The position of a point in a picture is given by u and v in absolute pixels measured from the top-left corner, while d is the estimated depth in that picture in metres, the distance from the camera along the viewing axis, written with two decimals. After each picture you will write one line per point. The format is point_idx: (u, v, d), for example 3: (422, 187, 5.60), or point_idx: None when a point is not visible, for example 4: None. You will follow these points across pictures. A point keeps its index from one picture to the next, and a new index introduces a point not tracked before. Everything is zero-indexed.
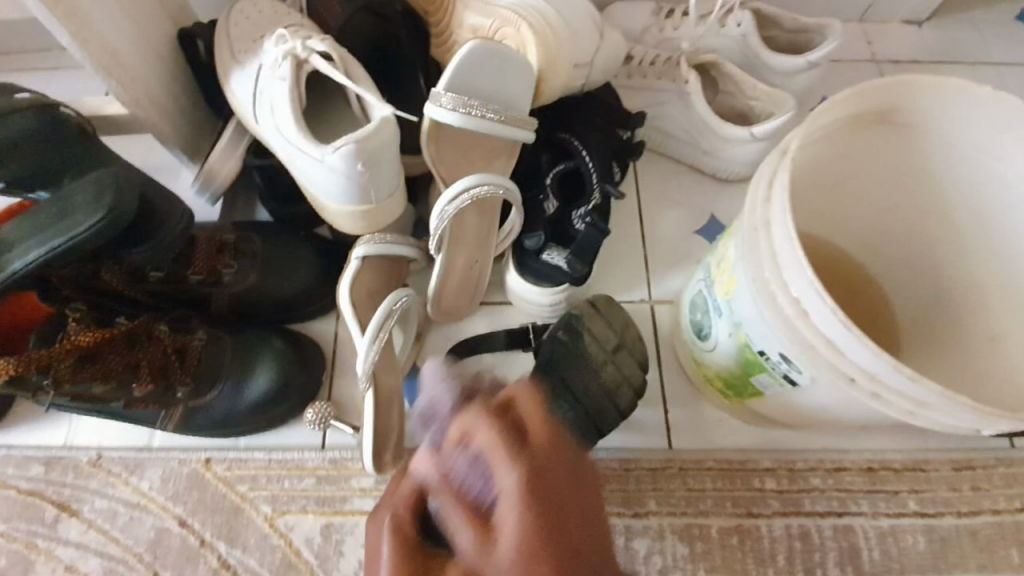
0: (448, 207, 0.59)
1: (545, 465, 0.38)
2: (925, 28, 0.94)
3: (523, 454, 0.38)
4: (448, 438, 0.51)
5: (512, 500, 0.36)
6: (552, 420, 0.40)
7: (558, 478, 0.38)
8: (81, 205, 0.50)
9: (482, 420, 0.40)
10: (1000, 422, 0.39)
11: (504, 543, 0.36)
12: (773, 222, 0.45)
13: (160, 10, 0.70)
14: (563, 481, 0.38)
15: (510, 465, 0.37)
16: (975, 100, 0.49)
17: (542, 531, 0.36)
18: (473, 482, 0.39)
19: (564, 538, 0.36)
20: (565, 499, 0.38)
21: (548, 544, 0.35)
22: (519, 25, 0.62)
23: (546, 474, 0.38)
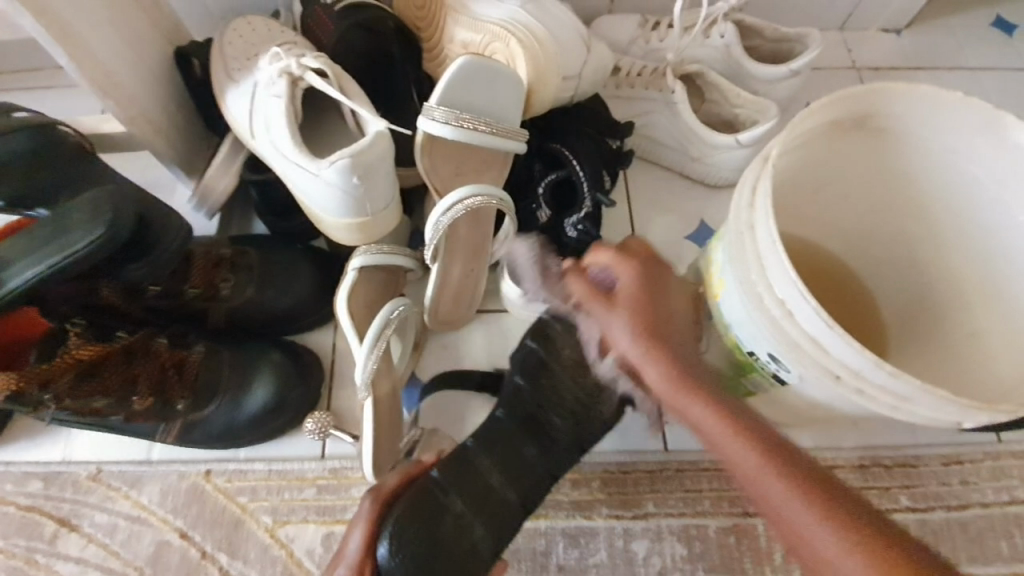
0: (443, 217, 0.60)
1: (648, 294, 0.54)
2: (903, 35, 0.97)
3: (646, 263, 0.55)
4: (390, 482, 0.53)
5: (627, 290, 0.54)
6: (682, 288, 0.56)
7: (656, 275, 0.55)
8: (77, 223, 0.51)
9: (626, 262, 0.55)
10: (980, 414, 0.40)
11: (622, 307, 0.53)
12: (757, 226, 0.47)
13: (156, 30, 0.71)
14: (668, 316, 0.54)
15: (622, 301, 0.54)
16: (947, 105, 0.51)
17: (641, 310, 0.53)
18: (601, 279, 0.57)
19: (670, 335, 0.53)
20: (663, 317, 0.53)
21: (660, 340, 0.52)
22: (509, 40, 0.65)
23: (656, 299, 0.54)
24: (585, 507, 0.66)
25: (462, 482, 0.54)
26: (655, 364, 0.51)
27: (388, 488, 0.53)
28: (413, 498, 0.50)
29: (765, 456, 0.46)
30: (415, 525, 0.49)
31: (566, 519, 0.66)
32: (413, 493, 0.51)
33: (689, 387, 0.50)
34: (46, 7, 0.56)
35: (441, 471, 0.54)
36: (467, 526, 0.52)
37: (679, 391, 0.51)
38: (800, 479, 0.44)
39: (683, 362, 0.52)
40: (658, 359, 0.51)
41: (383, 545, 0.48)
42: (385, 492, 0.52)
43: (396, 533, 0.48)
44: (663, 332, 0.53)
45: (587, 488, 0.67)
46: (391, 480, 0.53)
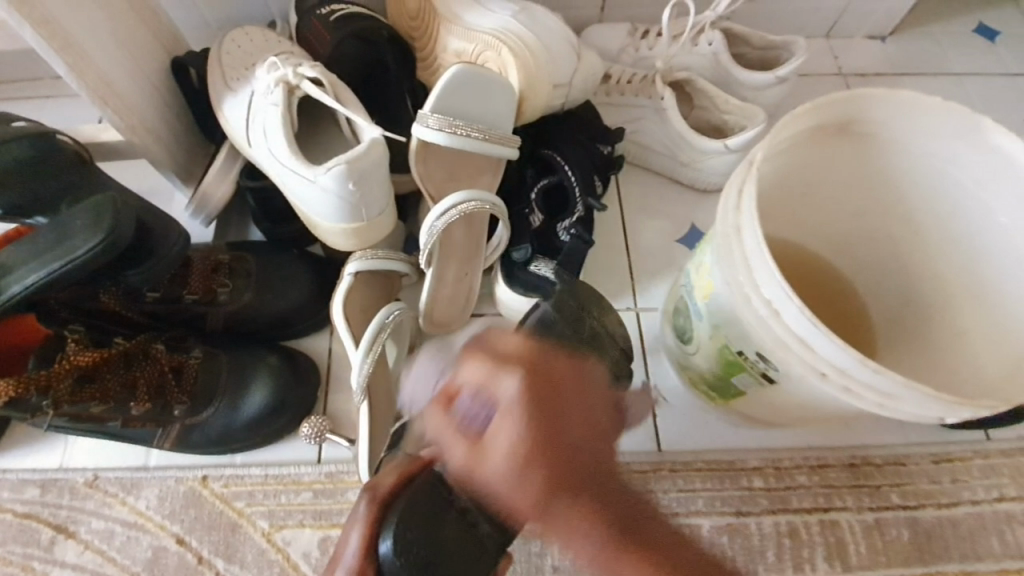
0: (437, 221, 0.61)
1: (551, 386, 0.44)
2: (888, 42, 0.99)
3: (536, 380, 0.43)
4: (387, 482, 0.48)
5: (511, 449, 0.40)
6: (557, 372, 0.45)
7: (559, 396, 0.42)
8: (79, 229, 0.52)
9: (475, 354, 0.44)
10: (962, 409, 0.41)
11: (507, 466, 0.40)
12: (743, 228, 0.48)
13: (154, 40, 0.72)
14: (571, 439, 0.42)
15: (513, 411, 0.41)
16: (927, 110, 0.52)
17: (546, 455, 0.40)
18: (470, 416, 0.43)
19: (564, 454, 0.41)
20: (570, 456, 0.41)
21: (546, 459, 0.40)
22: (500, 49, 0.66)
23: (550, 393, 0.43)
24: None
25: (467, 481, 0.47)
26: (528, 473, 0.40)
27: (385, 489, 0.47)
28: (412, 500, 0.45)
29: (579, 525, 0.40)
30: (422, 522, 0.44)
31: None
32: (417, 489, 0.45)
33: (545, 482, 0.40)
34: (47, 18, 0.57)
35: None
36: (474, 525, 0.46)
37: (551, 492, 0.40)
38: (622, 547, 0.40)
39: (574, 448, 0.42)
40: (522, 470, 0.40)
41: (386, 541, 0.43)
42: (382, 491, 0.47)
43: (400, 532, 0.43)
44: (555, 455, 0.40)
45: None
46: (387, 479, 0.47)
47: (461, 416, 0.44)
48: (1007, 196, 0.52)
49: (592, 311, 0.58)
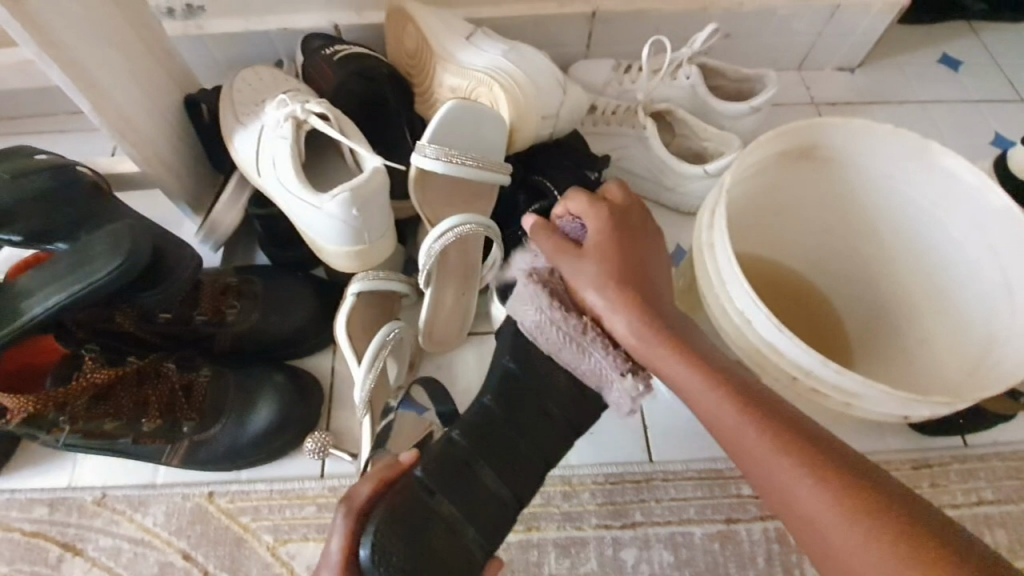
0: (436, 243, 0.65)
1: (623, 215, 0.56)
2: (856, 73, 1.06)
3: (611, 209, 0.56)
4: (364, 490, 0.48)
5: (593, 242, 0.54)
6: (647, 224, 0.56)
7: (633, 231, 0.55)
8: (98, 255, 0.56)
9: (583, 197, 0.56)
10: (920, 405, 0.45)
11: (592, 255, 0.53)
12: (716, 246, 0.52)
13: (169, 79, 0.77)
14: (639, 261, 0.54)
15: (598, 211, 0.55)
16: (881, 136, 0.57)
17: (601, 254, 0.53)
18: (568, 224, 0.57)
19: (634, 275, 0.53)
20: (636, 270, 0.53)
21: (618, 259, 0.53)
22: (492, 85, 0.71)
23: (623, 217, 0.56)
24: (575, 518, 0.69)
25: (450, 481, 0.52)
26: (599, 281, 0.52)
27: (362, 499, 0.47)
28: (399, 500, 0.47)
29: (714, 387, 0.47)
30: (404, 527, 0.45)
31: (558, 530, 0.68)
32: (399, 495, 0.47)
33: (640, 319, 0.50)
34: (74, 61, 0.62)
35: (426, 472, 0.51)
36: (458, 529, 0.49)
37: (608, 284, 0.52)
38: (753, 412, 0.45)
39: (647, 295, 0.52)
40: (588, 274, 0.52)
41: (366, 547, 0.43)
42: (359, 502, 0.47)
43: (381, 532, 0.43)
44: (636, 281, 0.52)
45: (578, 500, 0.69)
46: (364, 489, 0.48)
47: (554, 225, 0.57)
48: (959, 214, 0.58)
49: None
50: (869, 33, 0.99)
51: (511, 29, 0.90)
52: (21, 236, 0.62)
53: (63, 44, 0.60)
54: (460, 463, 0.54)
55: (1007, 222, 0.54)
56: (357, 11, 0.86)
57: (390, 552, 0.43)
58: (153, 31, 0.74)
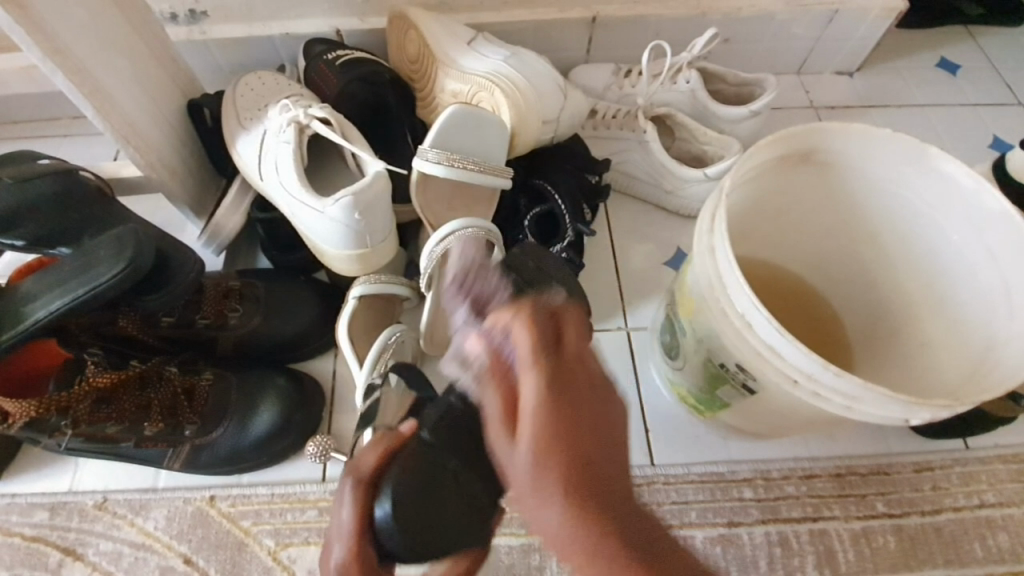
0: (437, 246, 0.65)
1: (575, 363, 0.37)
2: (855, 77, 1.06)
3: (558, 357, 0.37)
4: (369, 462, 0.44)
5: (533, 419, 0.35)
6: (599, 371, 0.38)
7: (585, 404, 0.36)
8: (103, 258, 0.56)
9: (525, 325, 0.37)
10: (920, 409, 0.45)
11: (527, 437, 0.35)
12: (716, 248, 0.52)
13: (172, 84, 0.78)
14: (599, 455, 0.35)
15: (531, 368, 0.36)
16: (879, 140, 0.57)
17: (563, 458, 0.34)
18: (503, 358, 0.38)
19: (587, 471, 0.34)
20: (591, 455, 0.35)
21: (567, 447, 0.34)
22: (493, 90, 0.72)
23: (571, 364, 0.37)
24: None
25: (454, 437, 0.47)
26: (542, 483, 0.34)
27: (368, 471, 0.44)
28: (412, 462, 0.45)
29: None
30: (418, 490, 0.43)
31: None
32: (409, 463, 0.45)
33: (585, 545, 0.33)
34: (78, 66, 0.62)
35: (432, 434, 0.47)
36: (467, 482, 0.47)
37: (570, 532, 0.33)
38: None
39: (603, 490, 0.34)
40: (537, 482, 0.34)
41: (384, 506, 0.42)
42: (367, 473, 0.43)
43: (395, 501, 0.42)
44: (591, 478, 0.34)
45: None
46: (369, 460, 0.44)
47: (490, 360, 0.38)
48: (957, 216, 0.58)
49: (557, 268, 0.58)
50: (868, 38, 1.00)
51: (512, 34, 0.90)
52: (24, 241, 0.62)
53: (68, 49, 0.61)
54: (468, 423, 0.48)
55: (1003, 224, 0.54)
56: (359, 16, 0.87)
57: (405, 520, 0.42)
58: (157, 36, 0.75)
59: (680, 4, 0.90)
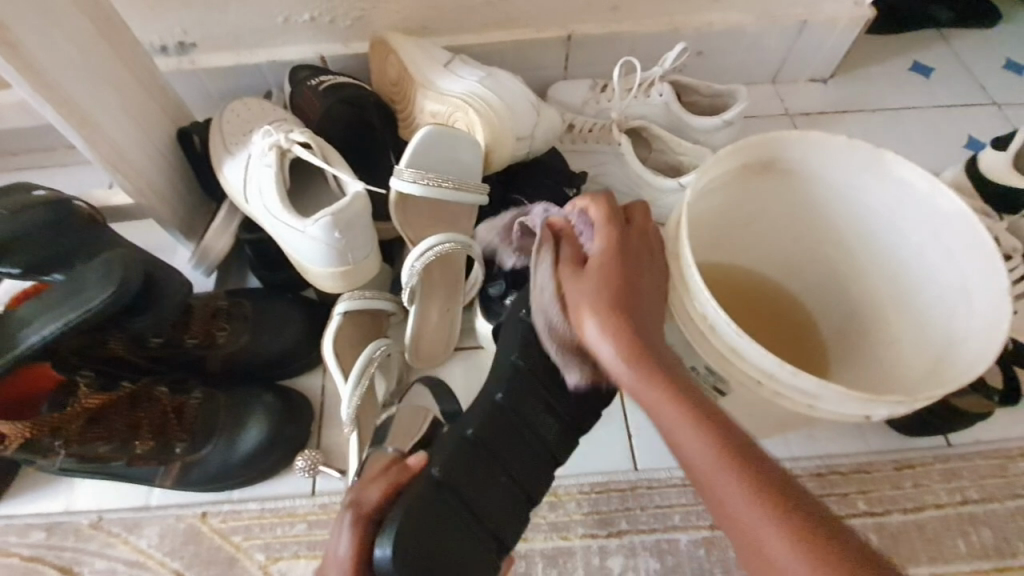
0: (417, 263, 0.67)
1: (639, 243, 0.50)
2: (829, 84, 1.09)
3: (625, 236, 0.50)
4: (371, 496, 0.45)
5: (599, 262, 0.48)
6: (658, 247, 0.52)
7: (631, 249, 0.49)
8: (92, 284, 0.58)
9: (600, 202, 0.51)
10: (877, 404, 0.47)
11: (591, 276, 0.47)
12: (679, 256, 0.54)
13: (162, 113, 0.81)
14: (622, 277, 0.47)
15: (607, 230, 0.49)
16: (836, 146, 0.59)
17: (605, 278, 0.47)
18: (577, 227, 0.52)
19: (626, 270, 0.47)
20: (637, 284, 0.47)
21: (625, 292, 0.46)
22: (468, 110, 0.75)
23: (637, 242, 0.50)
24: (561, 528, 0.70)
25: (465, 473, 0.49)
26: (599, 300, 0.46)
27: (370, 506, 0.45)
28: (417, 500, 0.45)
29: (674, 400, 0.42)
30: (420, 530, 0.43)
31: (545, 541, 0.69)
32: (415, 492, 0.45)
33: (618, 329, 0.44)
34: (67, 100, 0.65)
35: (443, 470, 0.48)
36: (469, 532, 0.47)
37: (609, 304, 0.45)
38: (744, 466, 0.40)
39: (628, 285, 0.47)
40: (592, 286, 0.46)
41: (387, 545, 0.42)
42: (366, 510, 0.44)
43: (402, 538, 0.42)
44: (628, 299, 0.46)
45: (563, 509, 0.70)
46: (372, 494, 0.45)
47: (571, 243, 0.52)
48: (916, 217, 0.60)
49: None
50: (839, 46, 1.03)
51: (490, 54, 0.93)
52: (19, 269, 0.64)
53: (59, 85, 0.64)
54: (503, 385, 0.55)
55: (959, 223, 0.56)
56: (342, 41, 0.90)
57: (404, 558, 0.42)
58: (146, 69, 0.78)
59: (652, 20, 0.93)
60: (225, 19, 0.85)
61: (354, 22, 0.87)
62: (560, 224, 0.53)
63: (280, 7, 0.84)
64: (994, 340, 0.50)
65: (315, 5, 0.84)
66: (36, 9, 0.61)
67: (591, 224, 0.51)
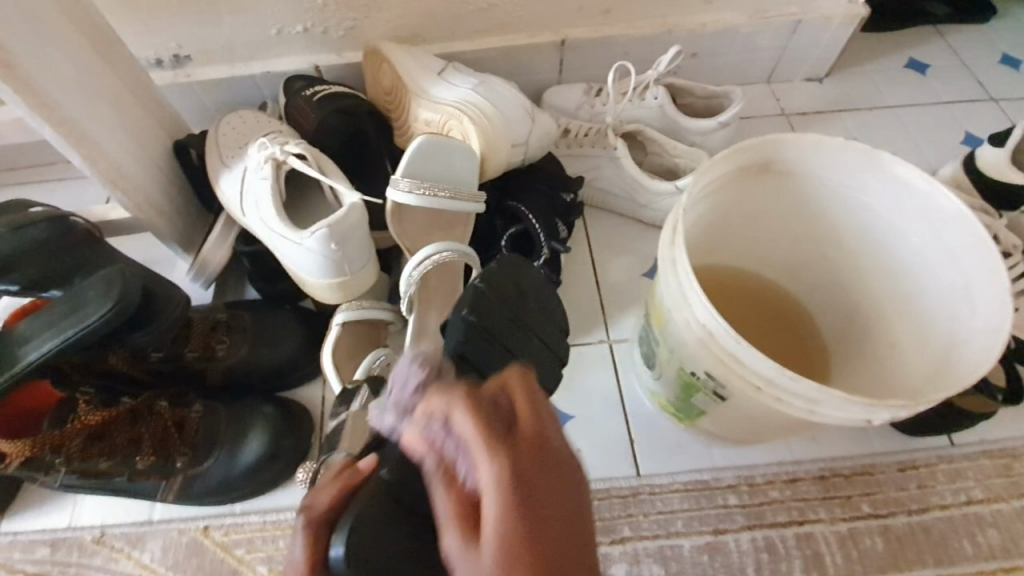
0: (414, 271, 0.66)
1: (535, 455, 0.33)
2: (824, 83, 1.09)
3: (517, 456, 0.32)
4: (323, 502, 0.42)
5: (492, 519, 0.31)
6: (567, 449, 0.35)
7: (540, 475, 0.32)
8: (92, 300, 0.58)
9: (469, 411, 0.33)
10: (879, 409, 0.47)
11: (486, 550, 0.30)
12: (677, 260, 0.54)
13: (158, 127, 0.81)
14: (548, 516, 0.31)
15: (487, 454, 0.32)
16: (833, 148, 0.59)
17: (520, 545, 0.30)
18: (450, 446, 0.34)
19: (546, 516, 0.31)
20: (556, 544, 0.31)
21: (542, 567, 0.30)
22: (463, 118, 0.75)
23: (533, 455, 0.33)
24: None
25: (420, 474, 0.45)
26: None
27: (321, 509, 0.42)
28: (371, 496, 0.41)
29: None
30: (376, 533, 0.39)
31: None
32: (364, 491, 0.42)
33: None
34: (65, 118, 0.65)
35: (391, 470, 0.44)
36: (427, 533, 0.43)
37: None
38: None
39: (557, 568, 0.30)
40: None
41: (338, 545, 0.38)
42: (319, 511, 0.41)
43: (355, 533, 0.38)
44: (557, 570, 0.30)
45: None
46: (324, 498, 0.42)
47: (441, 461, 0.34)
48: (914, 218, 0.60)
49: (533, 288, 0.61)
50: (834, 45, 1.03)
51: (484, 61, 0.93)
52: (18, 285, 0.64)
53: (55, 103, 0.64)
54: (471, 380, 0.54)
55: (959, 224, 0.56)
56: (336, 51, 0.90)
57: (365, 554, 0.38)
58: (141, 83, 0.78)
59: (645, 23, 0.93)
60: (218, 32, 0.85)
61: (348, 32, 0.87)
62: (416, 438, 0.35)
63: (274, 19, 0.84)
64: (996, 339, 0.50)
65: (308, 16, 0.84)
66: (30, 28, 0.61)
67: (465, 442, 0.33)
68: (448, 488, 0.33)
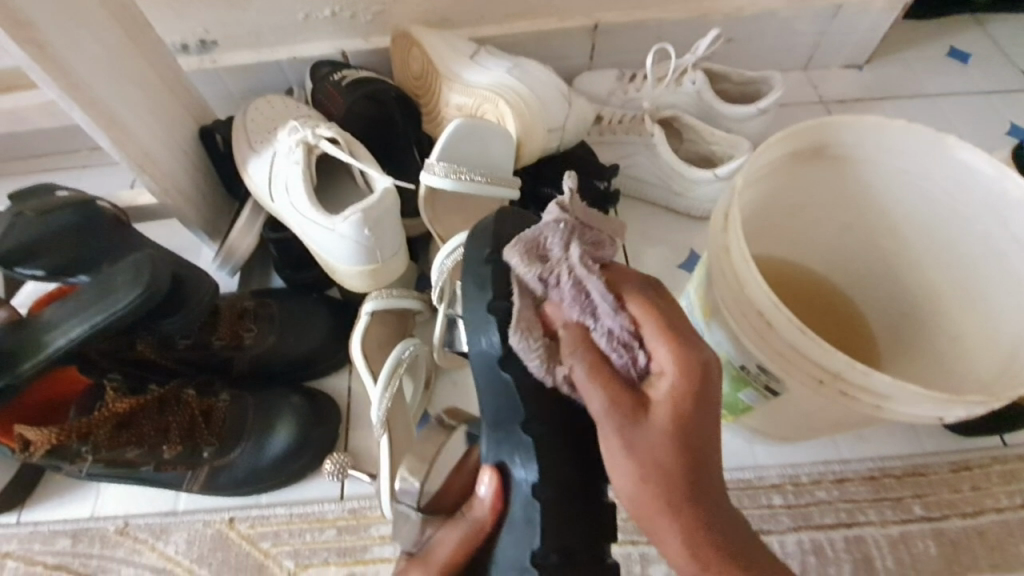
0: (446, 259, 0.59)
1: (690, 387, 0.37)
2: (864, 70, 1.05)
3: (680, 377, 0.37)
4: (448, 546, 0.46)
5: (648, 424, 0.36)
6: (704, 377, 0.37)
7: (689, 408, 0.36)
8: (120, 285, 0.56)
9: (643, 302, 0.40)
10: (953, 405, 0.45)
11: (636, 423, 0.36)
12: (732, 248, 0.51)
13: (185, 112, 0.79)
14: (695, 440, 0.36)
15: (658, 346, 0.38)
16: (895, 131, 0.56)
17: (663, 448, 0.36)
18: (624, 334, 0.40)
19: (690, 449, 0.36)
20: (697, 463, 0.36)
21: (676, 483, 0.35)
22: (498, 101, 0.73)
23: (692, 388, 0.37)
24: None
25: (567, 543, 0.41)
26: (641, 485, 0.36)
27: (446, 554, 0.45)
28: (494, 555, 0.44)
29: None
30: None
31: None
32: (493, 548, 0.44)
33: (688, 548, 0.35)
34: (95, 99, 0.64)
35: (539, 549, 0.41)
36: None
37: (653, 492, 0.35)
38: None
39: (709, 496, 0.36)
40: (630, 463, 0.36)
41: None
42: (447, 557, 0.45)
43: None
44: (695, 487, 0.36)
45: None
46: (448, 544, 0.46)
47: (616, 346, 0.39)
48: (978, 205, 0.57)
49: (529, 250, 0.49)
50: (876, 30, 0.99)
51: (514, 46, 0.91)
52: (43, 271, 0.63)
53: (85, 84, 0.63)
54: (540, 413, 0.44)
55: None
56: (364, 36, 0.88)
57: None
58: (169, 67, 0.77)
59: (681, 6, 0.90)
60: (245, 16, 0.83)
61: (376, 16, 0.85)
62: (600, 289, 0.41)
63: (301, 3, 0.82)
64: None
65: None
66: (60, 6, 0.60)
67: (627, 347, 0.39)
68: (597, 365, 0.39)
